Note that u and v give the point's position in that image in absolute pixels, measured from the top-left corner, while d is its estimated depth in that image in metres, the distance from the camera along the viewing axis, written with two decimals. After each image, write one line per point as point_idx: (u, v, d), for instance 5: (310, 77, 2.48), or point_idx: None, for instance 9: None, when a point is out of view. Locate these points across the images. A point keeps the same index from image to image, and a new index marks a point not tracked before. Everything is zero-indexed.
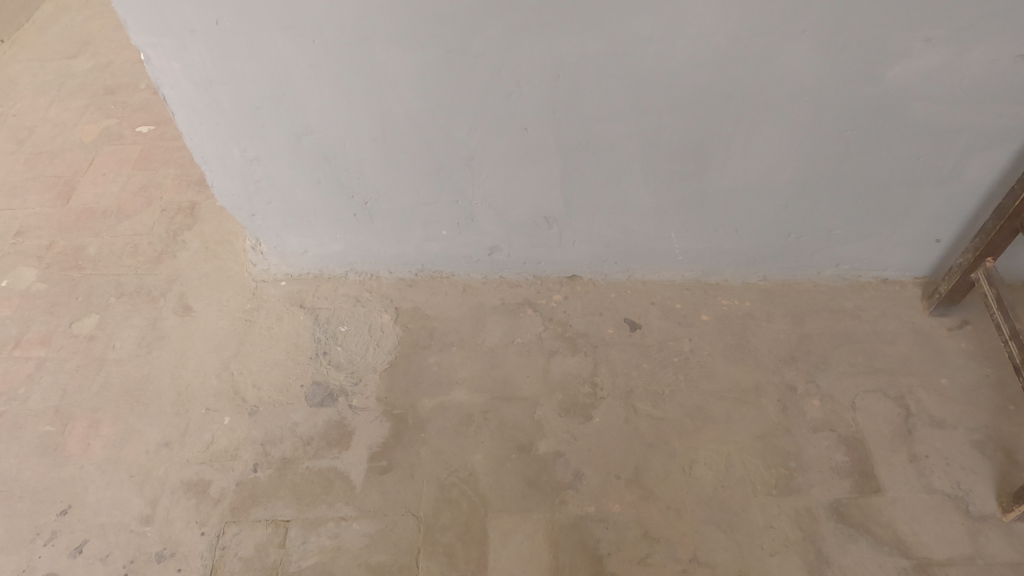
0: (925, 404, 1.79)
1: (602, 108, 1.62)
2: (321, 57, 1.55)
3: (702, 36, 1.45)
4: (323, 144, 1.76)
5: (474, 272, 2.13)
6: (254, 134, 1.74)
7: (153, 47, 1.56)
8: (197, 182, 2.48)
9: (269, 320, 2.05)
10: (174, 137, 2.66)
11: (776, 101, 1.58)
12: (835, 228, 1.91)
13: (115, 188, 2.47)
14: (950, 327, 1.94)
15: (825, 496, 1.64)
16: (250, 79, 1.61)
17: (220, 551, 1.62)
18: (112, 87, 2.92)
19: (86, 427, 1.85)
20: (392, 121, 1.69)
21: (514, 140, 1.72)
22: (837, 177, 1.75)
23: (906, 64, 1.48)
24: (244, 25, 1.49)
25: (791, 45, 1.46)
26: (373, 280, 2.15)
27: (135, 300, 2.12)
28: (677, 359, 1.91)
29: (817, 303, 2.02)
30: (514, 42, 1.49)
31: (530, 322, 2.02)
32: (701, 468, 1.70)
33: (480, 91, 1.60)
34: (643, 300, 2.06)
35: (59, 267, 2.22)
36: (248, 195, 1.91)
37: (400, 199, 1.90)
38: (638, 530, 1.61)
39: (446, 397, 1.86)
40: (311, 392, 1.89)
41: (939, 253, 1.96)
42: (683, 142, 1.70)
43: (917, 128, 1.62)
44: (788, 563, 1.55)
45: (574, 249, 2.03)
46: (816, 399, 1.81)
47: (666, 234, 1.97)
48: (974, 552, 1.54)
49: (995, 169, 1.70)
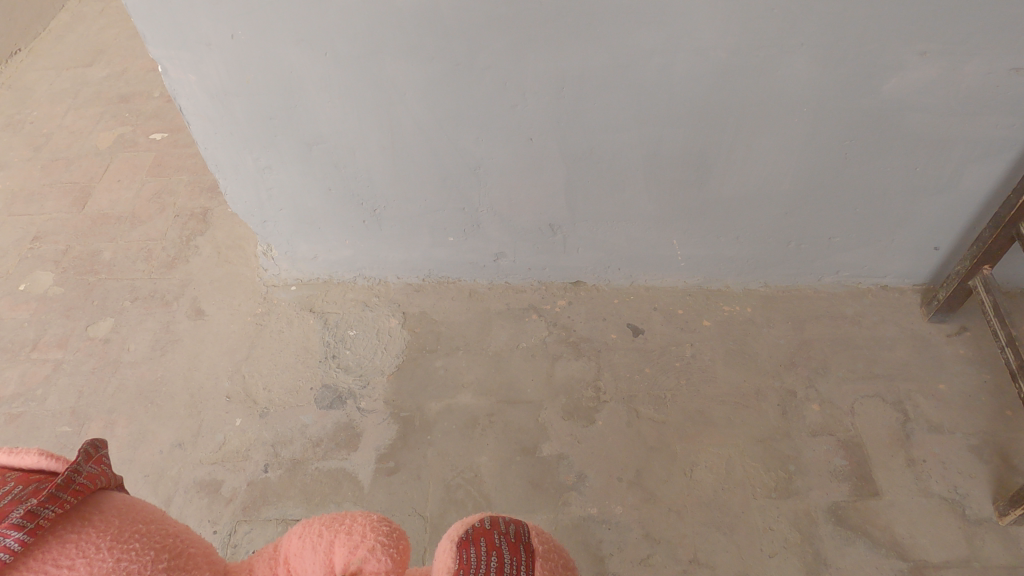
0: (924, 408, 1.81)
1: (605, 118, 1.67)
2: (333, 69, 1.60)
3: (702, 49, 1.49)
4: (333, 153, 1.81)
5: (480, 278, 2.18)
6: (267, 144, 1.79)
7: (170, 60, 1.60)
8: (209, 189, 2.53)
9: (280, 324, 2.10)
10: (187, 144, 2.72)
11: (776, 112, 1.62)
12: (835, 236, 1.94)
13: (129, 195, 2.53)
14: (949, 333, 1.96)
15: (823, 499, 1.67)
16: (264, 89, 1.66)
17: (232, 549, 1.66)
18: (126, 95, 2.98)
19: (101, 427, 1.90)
20: (401, 131, 1.74)
21: (519, 149, 1.76)
22: (836, 185, 1.79)
23: (902, 77, 1.52)
24: (258, 39, 1.54)
25: (789, 59, 1.49)
26: (381, 284, 2.19)
27: (149, 304, 2.18)
28: (679, 364, 1.95)
29: (817, 309, 2.05)
30: (520, 56, 1.54)
31: (534, 327, 2.06)
32: (702, 471, 1.73)
33: (487, 102, 1.65)
34: (645, 305, 2.10)
35: (75, 271, 2.28)
36: (260, 202, 1.96)
37: (408, 206, 1.95)
38: (640, 531, 1.64)
39: (452, 400, 1.90)
40: (321, 395, 1.93)
41: (938, 261, 1.99)
42: (684, 151, 1.74)
43: (914, 139, 1.65)
44: (787, 564, 1.58)
45: (578, 256, 2.08)
46: (816, 404, 1.84)
47: (668, 241, 2.01)
48: (971, 554, 1.57)
49: (991, 179, 1.73)
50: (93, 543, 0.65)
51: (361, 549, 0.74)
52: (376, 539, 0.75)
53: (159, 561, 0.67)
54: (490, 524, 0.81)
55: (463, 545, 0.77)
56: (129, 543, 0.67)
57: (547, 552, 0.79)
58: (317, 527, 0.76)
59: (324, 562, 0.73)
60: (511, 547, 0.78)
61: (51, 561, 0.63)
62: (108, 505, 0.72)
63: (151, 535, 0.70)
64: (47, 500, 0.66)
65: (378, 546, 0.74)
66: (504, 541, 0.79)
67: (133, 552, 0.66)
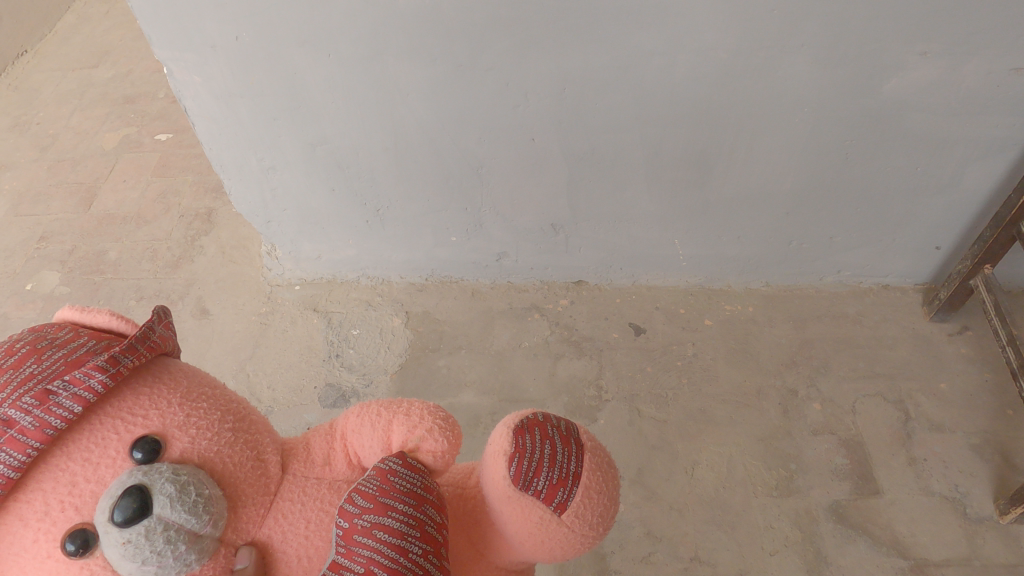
0: (925, 407, 1.82)
1: (607, 118, 1.68)
2: (336, 70, 1.61)
3: (702, 50, 1.50)
4: (336, 153, 1.82)
5: (483, 277, 2.19)
6: (271, 145, 1.81)
7: (175, 61, 1.62)
8: (214, 189, 2.54)
9: (284, 323, 2.12)
10: (192, 144, 2.73)
11: (776, 111, 1.62)
12: (837, 237, 1.95)
13: (135, 195, 2.55)
14: (950, 333, 1.96)
15: (824, 497, 1.68)
16: (268, 90, 1.67)
17: None
18: (132, 95, 3.00)
19: None
20: (404, 131, 1.75)
21: (520, 149, 1.77)
22: (838, 185, 1.79)
23: (903, 77, 1.52)
24: (263, 40, 1.55)
25: (789, 59, 1.50)
26: (384, 284, 2.21)
27: (154, 304, 2.20)
28: (681, 363, 1.96)
29: (819, 309, 2.05)
30: (522, 57, 1.55)
31: (536, 326, 2.07)
32: (703, 469, 1.74)
33: (488, 102, 1.66)
34: (647, 304, 2.11)
35: (81, 271, 2.30)
36: (264, 202, 1.98)
37: (411, 207, 1.97)
38: (641, 530, 1.65)
39: (454, 399, 1.92)
40: (324, 393, 1.94)
41: (940, 260, 1.99)
42: (685, 151, 1.75)
43: (915, 138, 1.65)
44: (788, 563, 1.58)
45: (580, 255, 2.09)
46: (817, 403, 1.85)
47: (670, 241, 2.02)
48: (971, 553, 1.58)
49: (992, 178, 1.73)
50: (167, 398, 0.78)
51: (419, 429, 0.89)
52: (433, 421, 0.90)
53: (224, 420, 0.81)
54: (543, 418, 0.88)
55: (519, 432, 0.86)
56: (199, 403, 0.80)
57: (594, 447, 0.87)
58: (376, 407, 0.93)
59: (384, 436, 0.91)
60: (562, 438, 0.85)
61: (132, 404, 0.75)
62: (175, 367, 0.84)
63: (218, 398, 0.83)
64: (128, 350, 0.75)
65: (434, 427, 0.89)
66: (557, 431, 0.86)
67: (202, 409, 0.79)
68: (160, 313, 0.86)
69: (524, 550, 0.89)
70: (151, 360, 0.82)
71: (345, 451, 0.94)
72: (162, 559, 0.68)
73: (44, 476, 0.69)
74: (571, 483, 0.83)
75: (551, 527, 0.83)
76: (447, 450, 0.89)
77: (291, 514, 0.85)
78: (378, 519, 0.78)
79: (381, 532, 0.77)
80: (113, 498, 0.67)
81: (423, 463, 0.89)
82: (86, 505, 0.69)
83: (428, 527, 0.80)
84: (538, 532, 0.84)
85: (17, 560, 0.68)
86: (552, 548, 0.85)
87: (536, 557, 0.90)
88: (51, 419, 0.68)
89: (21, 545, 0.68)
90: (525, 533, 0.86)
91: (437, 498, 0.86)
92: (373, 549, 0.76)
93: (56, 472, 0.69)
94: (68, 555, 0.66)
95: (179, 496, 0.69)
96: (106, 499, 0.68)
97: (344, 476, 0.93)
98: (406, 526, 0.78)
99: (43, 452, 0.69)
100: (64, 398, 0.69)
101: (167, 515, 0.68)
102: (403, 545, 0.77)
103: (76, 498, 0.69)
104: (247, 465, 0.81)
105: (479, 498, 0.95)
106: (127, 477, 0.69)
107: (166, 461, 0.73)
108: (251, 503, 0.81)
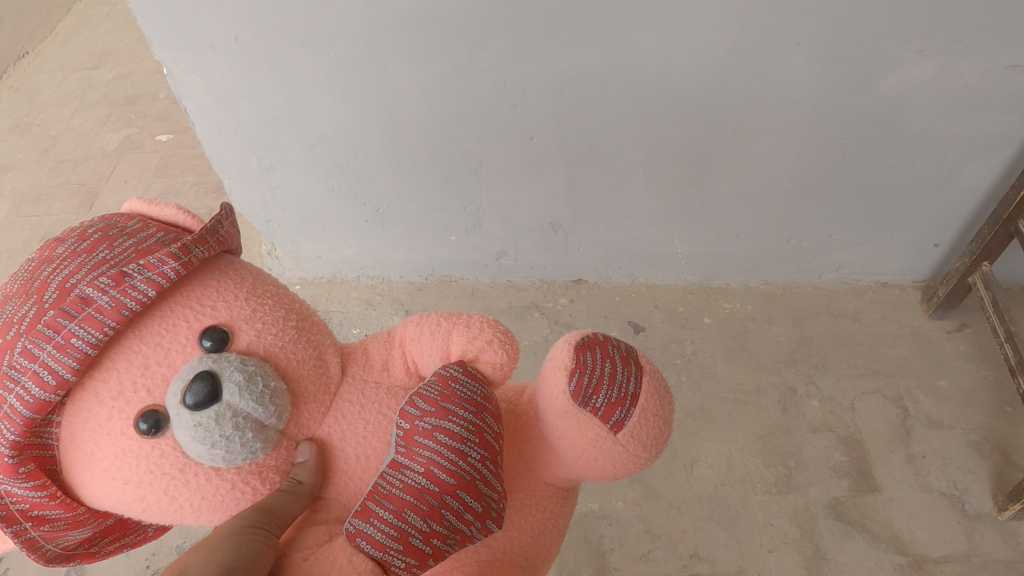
0: (923, 404, 1.82)
1: (605, 117, 1.68)
2: (336, 71, 1.62)
3: (700, 49, 1.50)
4: (335, 153, 1.83)
5: (482, 276, 2.20)
6: (270, 145, 1.82)
7: (175, 62, 1.63)
8: (215, 189, 2.55)
9: None
10: (193, 145, 2.74)
11: (774, 110, 1.63)
12: (835, 236, 1.96)
13: (136, 195, 2.56)
14: (949, 330, 1.96)
15: (823, 494, 1.68)
16: (268, 90, 1.68)
17: None
18: (132, 96, 3.01)
19: None
20: (403, 131, 1.76)
21: (519, 147, 1.78)
22: (836, 184, 1.80)
23: (901, 74, 1.52)
24: (262, 41, 1.56)
25: (785, 58, 1.51)
26: (384, 284, 2.22)
27: None
28: (681, 361, 1.96)
29: (818, 307, 2.06)
30: (520, 56, 1.55)
31: (536, 325, 2.08)
32: (702, 467, 1.74)
33: (487, 101, 1.66)
34: (647, 302, 2.11)
35: None
36: (264, 203, 1.99)
37: (410, 206, 1.97)
38: (640, 527, 1.66)
39: None
40: None
41: (938, 257, 1.99)
42: (683, 150, 1.75)
43: (913, 135, 1.66)
44: (786, 560, 1.59)
45: (579, 254, 2.09)
46: (816, 400, 1.85)
47: (669, 239, 2.02)
48: (969, 549, 1.58)
49: (990, 175, 1.74)
50: (233, 292, 0.81)
51: (479, 339, 0.89)
52: (493, 333, 0.90)
53: (287, 318, 0.84)
54: (604, 338, 0.89)
55: (580, 348, 0.86)
56: (262, 300, 0.83)
57: (652, 371, 0.88)
58: (435, 317, 0.93)
59: (443, 345, 0.90)
60: (623, 358, 0.86)
61: (202, 295, 0.79)
62: (239, 265, 0.87)
63: (280, 298, 0.86)
64: (198, 243, 0.78)
65: (494, 339, 0.89)
66: (617, 352, 0.87)
67: (266, 306, 0.83)
68: (226, 211, 0.88)
69: (573, 467, 0.89)
70: (217, 257, 0.85)
71: (402, 357, 0.94)
72: (230, 444, 0.73)
73: (120, 356, 0.73)
74: (629, 403, 0.83)
75: (605, 445, 0.84)
76: (506, 362, 0.90)
77: (350, 414, 0.87)
78: (438, 423, 0.81)
79: (442, 435, 0.80)
80: (184, 380, 0.71)
81: (482, 373, 0.90)
82: (158, 387, 0.73)
83: (486, 434, 0.83)
84: (591, 449, 0.85)
85: (92, 435, 0.73)
86: (603, 464, 0.86)
87: (585, 475, 0.90)
88: (127, 300, 0.70)
89: (97, 419, 0.72)
90: (577, 449, 0.86)
91: (496, 410, 0.87)
92: (434, 451, 0.80)
93: (130, 352, 0.73)
94: (141, 433, 0.71)
95: (247, 385, 0.73)
96: (177, 382, 0.72)
97: (402, 382, 0.93)
98: (466, 431, 0.81)
99: (118, 333, 0.73)
100: (139, 281, 0.71)
101: (236, 403, 0.72)
102: (462, 449, 0.80)
103: (149, 379, 0.73)
104: (309, 364, 0.84)
105: (531, 414, 0.95)
106: (198, 363, 0.73)
107: (234, 351, 0.77)
108: (312, 401, 0.85)
